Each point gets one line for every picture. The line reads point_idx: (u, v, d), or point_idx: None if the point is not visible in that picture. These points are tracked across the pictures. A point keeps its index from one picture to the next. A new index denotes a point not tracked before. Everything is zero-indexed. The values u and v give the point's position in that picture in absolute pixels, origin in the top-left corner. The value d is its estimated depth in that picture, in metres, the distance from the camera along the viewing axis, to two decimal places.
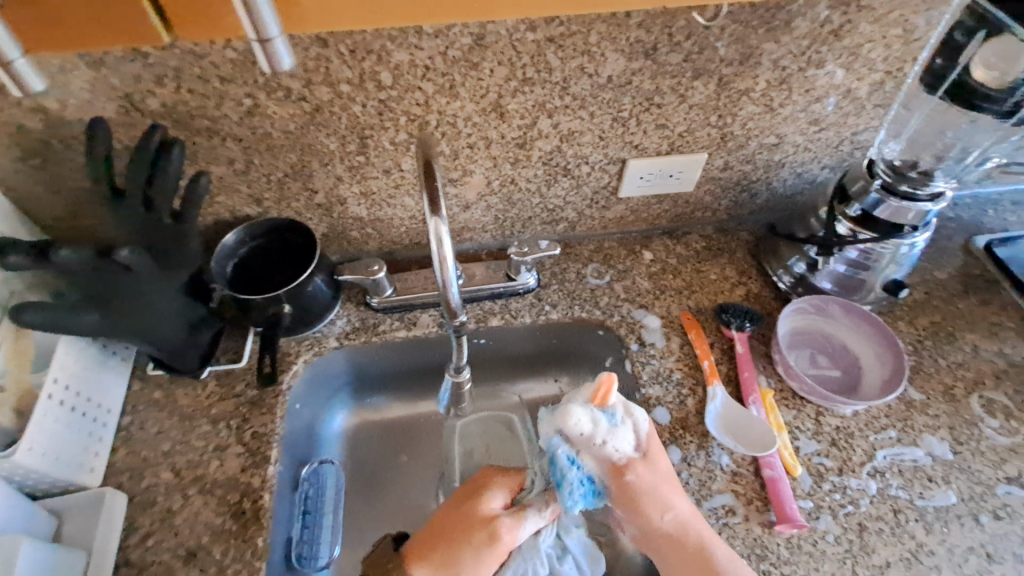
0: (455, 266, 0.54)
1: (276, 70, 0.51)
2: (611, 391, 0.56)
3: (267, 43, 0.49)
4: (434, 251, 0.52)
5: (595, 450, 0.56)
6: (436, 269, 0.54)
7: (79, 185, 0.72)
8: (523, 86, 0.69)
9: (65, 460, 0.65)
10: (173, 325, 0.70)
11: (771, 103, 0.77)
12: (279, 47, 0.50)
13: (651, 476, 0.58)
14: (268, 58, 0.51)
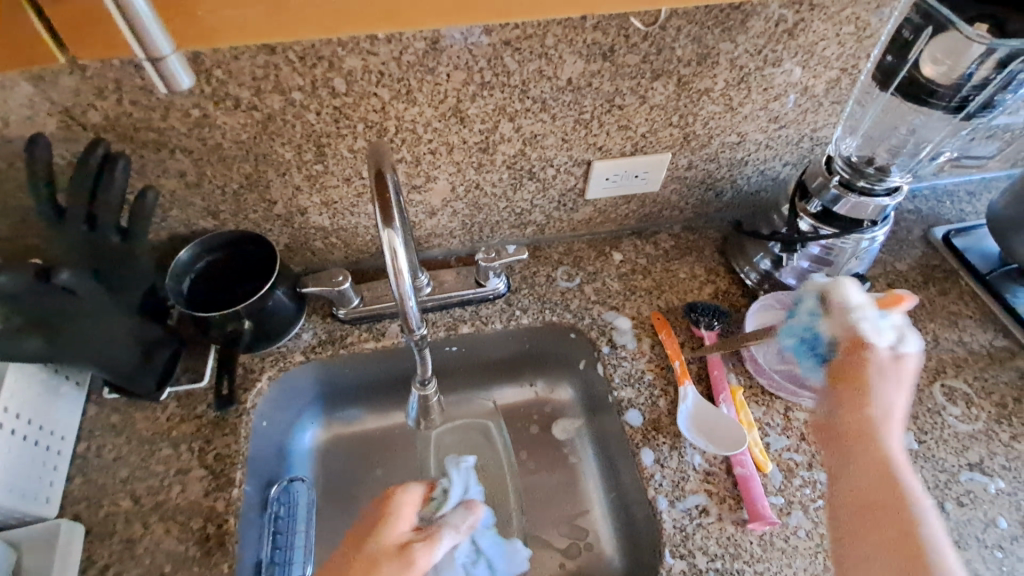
0: (411, 277, 0.53)
1: (174, 90, 0.48)
2: (900, 304, 0.63)
3: (159, 63, 0.46)
4: (389, 264, 0.51)
5: (843, 323, 0.61)
6: (392, 280, 0.52)
7: (20, 203, 0.68)
8: (481, 90, 0.68)
9: (21, 492, 0.62)
10: (124, 348, 0.67)
11: (731, 102, 0.77)
12: (174, 66, 0.47)
13: (878, 376, 0.58)
14: (164, 80, 0.47)
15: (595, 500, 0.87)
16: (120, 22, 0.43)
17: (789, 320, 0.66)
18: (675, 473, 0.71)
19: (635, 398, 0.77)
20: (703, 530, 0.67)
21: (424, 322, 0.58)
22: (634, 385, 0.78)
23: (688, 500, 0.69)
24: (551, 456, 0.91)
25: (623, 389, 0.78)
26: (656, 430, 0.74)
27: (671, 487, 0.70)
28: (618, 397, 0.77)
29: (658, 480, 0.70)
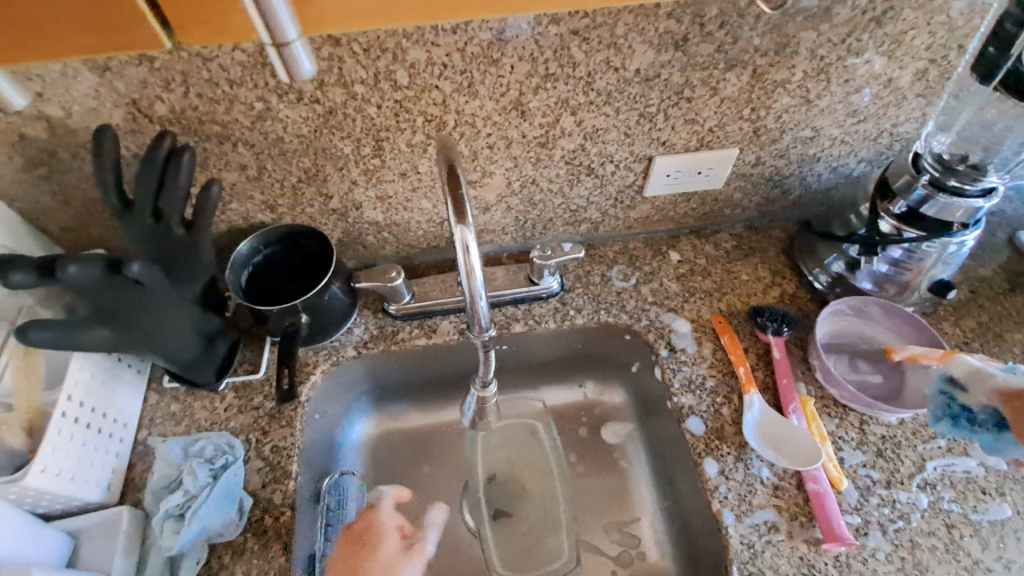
0: (483, 275, 0.51)
1: (295, 77, 0.50)
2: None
3: (284, 48, 0.47)
4: (460, 260, 0.49)
5: (982, 386, 0.62)
6: (463, 278, 0.51)
7: (87, 194, 0.69)
8: (545, 82, 0.65)
9: (81, 480, 0.62)
10: (187, 338, 0.67)
11: (808, 94, 0.73)
12: (297, 52, 0.48)
13: None
14: (287, 67, 0.49)
15: (648, 507, 0.84)
16: (253, 11, 0.44)
17: (934, 409, 0.67)
18: (742, 486, 0.67)
19: (696, 405, 0.74)
20: (773, 548, 0.63)
21: (493, 321, 0.56)
22: (695, 391, 0.75)
23: (756, 515, 0.65)
24: (601, 459, 0.89)
25: (683, 395, 0.75)
26: (719, 440, 0.70)
27: (737, 501, 0.66)
28: (678, 404, 0.74)
29: (723, 493, 0.67)
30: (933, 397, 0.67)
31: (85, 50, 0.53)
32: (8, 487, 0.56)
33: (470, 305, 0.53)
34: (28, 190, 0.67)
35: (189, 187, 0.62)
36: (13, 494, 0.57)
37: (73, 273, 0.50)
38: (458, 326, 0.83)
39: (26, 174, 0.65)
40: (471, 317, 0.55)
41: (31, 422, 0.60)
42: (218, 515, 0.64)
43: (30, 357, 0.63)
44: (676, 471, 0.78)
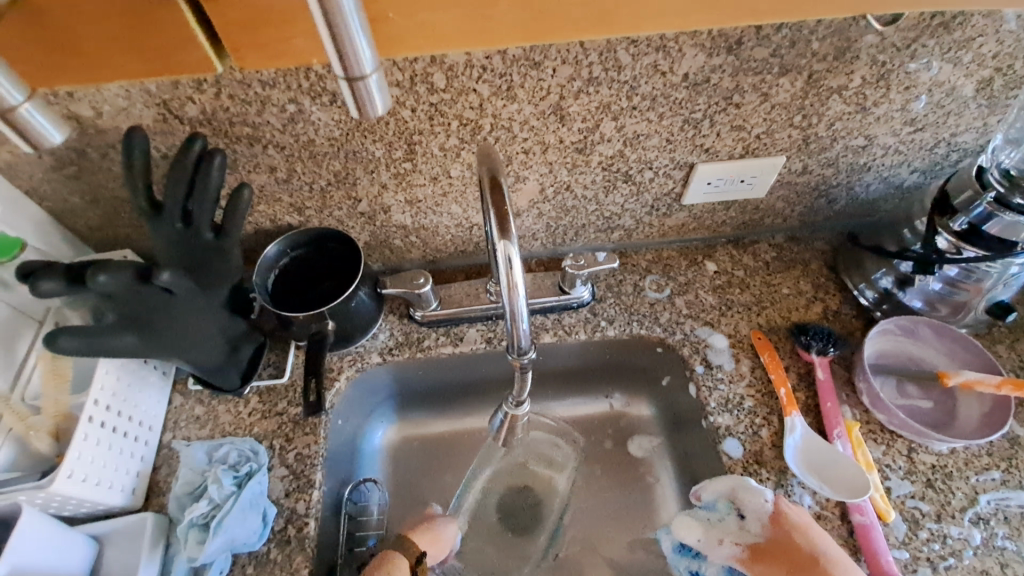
0: (525, 291, 0.49)
1: (366, 115, 0.43)
2: (739, 486, 0.64)
3: (358, 83, 0.40)
4: (502, 275, 0.47)
5: (714, 551, 0.63)
6: (504, 293, 0.49)
7: (115, 194, 0.68)
8: (587, 86, 0.62)
9: (106, 485, 0.62)
10: (214, 344, 0.65)
11: (865, 101, 0.69)
12: (372, 87, 0.41)
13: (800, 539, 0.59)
14: (359, 103, 0.42)
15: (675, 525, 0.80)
16: (324, 37, 0.37)
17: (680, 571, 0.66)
18: None
19: (733, 426, 0.70)
20: None
21: (533, 342, 0.54)
22: (733, 411, 0.72)
23: None
24: (625, 474, 0.86)
25: (720, 415, 0.71)
26: (758, 464, 0.67)
27: None
28: (713, 423, 0.71)
29: None
30: (671, 557, 0.66)
31: (132, 75, 0.53)
32: (35, 493, 0.55)
33: (510, 324, 0.51)
34: (57, 189, 0.66)
35: (219, 189, 0.60)
36: (39, 499, 0.56)
37: (103, 280, 0.48)
38: (485, 335, 0.81)
39: (55, 173, 0.64)
40: (511, 335, 0.53)
41: (59, 424, 0.60)
42: (245, 523, 0.62)
43: (58, 360, 0.62)
44: None
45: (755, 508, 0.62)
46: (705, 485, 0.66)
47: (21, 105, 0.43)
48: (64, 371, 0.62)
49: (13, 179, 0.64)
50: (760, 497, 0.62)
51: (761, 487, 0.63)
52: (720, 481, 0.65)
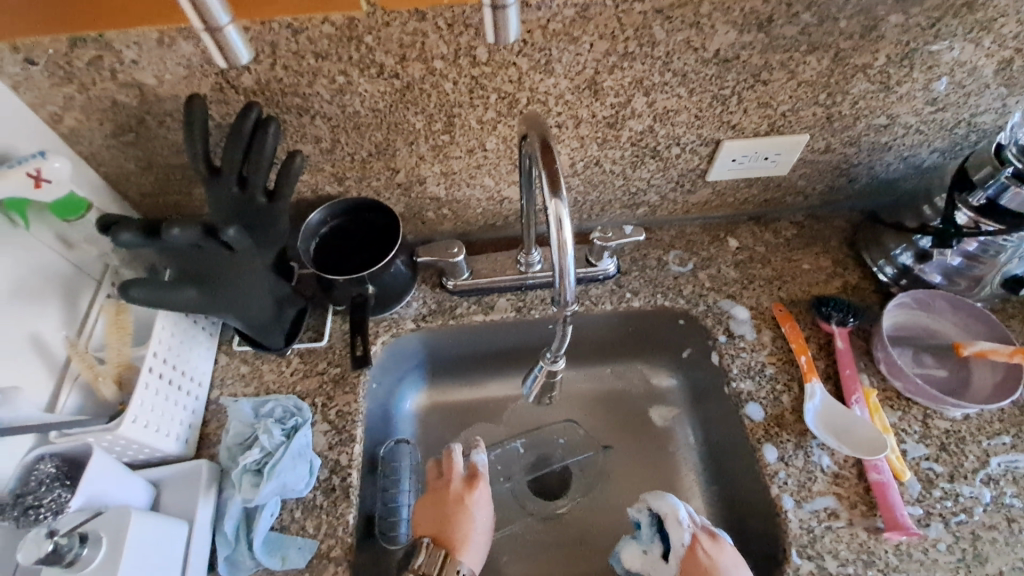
0: (573, 250, 0.51)
1: (501, 40, 0.48)
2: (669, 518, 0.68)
3: (501, 11, 0.45)
4: (552, 235, 0.50)
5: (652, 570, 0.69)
6: (553, 253, 0.51)
7: (169, 161, 0.71)
8: (622, 61, 0.65)
9: (164, 432, 0.65)
10: (264, 304, 0.69)
11: (888, 80, 0.71)
12: (510, 14, 0.46)
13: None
14: (496, 28, 0.47)
15: (694, 485, 0.84)
16: None
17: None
18: (802, 472, 0.68)
19: (755, 392, 0.74)
20: (832, 533, 0.64)
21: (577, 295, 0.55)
22: (754, 377, 0.75)
23: (816, 501, 0.66)
24: (646, 439, 0.89)
25: (742, 381, 0.75)
26: (779, 427, 0.71)
27: (797, 487, 0.67)
28: (735, 389, 0.75)
29: (782, 478, 0.67)
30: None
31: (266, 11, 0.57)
32: (102, 435, 0.58)
33: (557, 280, 0.53)
34: (114, 155, 0.69)
35: (272, 157, 0.64)
36: (104, 441, 0.59)
37: (175, 234, 0.52)
38: (515, 304, 0.84)
39: (114, 140, 0.67)
40: (558, 290, 0.54)
41: (120, 375, 0.63)
42: (295, 470, 0.66)
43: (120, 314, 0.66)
44: (727, 455, 0.78)
45: (675, 543, 0.67)
46: (650, 499, 0.70)
47: (226, 25, 0.46)
48: (125, 324, 0.64)
49: (75, 146, 0.67)
50: (681, 531, 0.67)
51: (683, 520, 0.67)
52: (658, 501, 0.70)
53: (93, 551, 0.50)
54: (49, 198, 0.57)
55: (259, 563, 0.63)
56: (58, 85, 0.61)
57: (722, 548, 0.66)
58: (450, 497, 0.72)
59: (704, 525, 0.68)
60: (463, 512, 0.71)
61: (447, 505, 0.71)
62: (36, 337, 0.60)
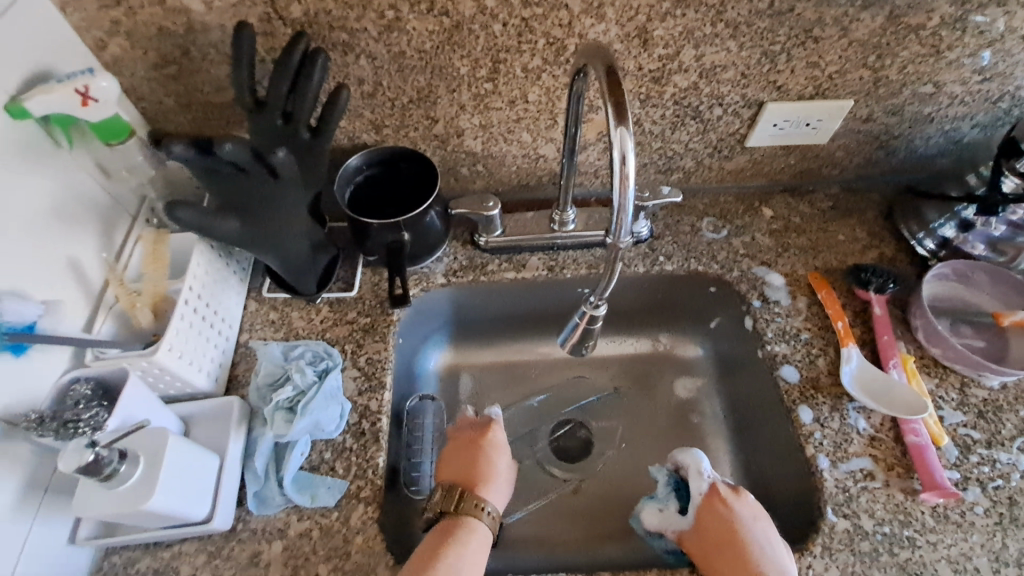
0: (634, 187, 0.51)
1: None
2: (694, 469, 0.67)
3: None
4: (615, 169, 0.49)
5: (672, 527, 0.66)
6: (615, 188, 0.51)
7: (207, 100, 0.69)
8: (675, 8, 0.64)
9: (197, 367, 0.65)
10: (302, 243, 0.69)
11: (938, 43, 0.70)
12: None
13: (735, 525, 0.62)
14: None
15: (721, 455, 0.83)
16: None
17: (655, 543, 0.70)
18: (838, 434, 0.67)
19: (790, 355, 0.73)
20: (868, 493, 0.64)
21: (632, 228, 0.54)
22: (790, 341, 0.75)
23: (852, 462, 0.66)
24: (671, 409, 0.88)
25: (777, 344, 0.74)
26: (815, 390, 0.71)
27: (832, 448, 0.67)
28: (771, 352, 0.74)
29: (818, 439, 0.67)
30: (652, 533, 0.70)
31: None
32: (139, 361, 0.58)
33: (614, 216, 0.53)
34: (153, 90, 0.67)
35: (318, 93, 0.62)
36: (140, 368, 0.59)
37: (229, 150, 0.52)
38: (547, 263, 0.83)
39: (154, 73, 0.65)
40: (614, 229, 0.54)
41: (157, 306, 0.62)
42: (327, 410, 0.65)
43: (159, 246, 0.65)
44: (757, 422, 0.77)
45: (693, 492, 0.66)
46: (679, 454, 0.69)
47: None
48: (162, 257, 0.63)
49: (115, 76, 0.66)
50: (700, 480, 0.66)
51: (705, 470, 0.66)
52: (684, 454, 0.69)
53: (131, 469, 0.50)
54: (95, 118, 0.56)
55: (289, 501, 0.63)
56: (105, 7, 0.59)
57: (747, 504, 0.64)
58: (471, 439, 0.71)
59: (729, 483, 0.66)
60: (485, 453, 0.70)
61: (468, 447, 0.71)
62: (74, 261, 0.59)
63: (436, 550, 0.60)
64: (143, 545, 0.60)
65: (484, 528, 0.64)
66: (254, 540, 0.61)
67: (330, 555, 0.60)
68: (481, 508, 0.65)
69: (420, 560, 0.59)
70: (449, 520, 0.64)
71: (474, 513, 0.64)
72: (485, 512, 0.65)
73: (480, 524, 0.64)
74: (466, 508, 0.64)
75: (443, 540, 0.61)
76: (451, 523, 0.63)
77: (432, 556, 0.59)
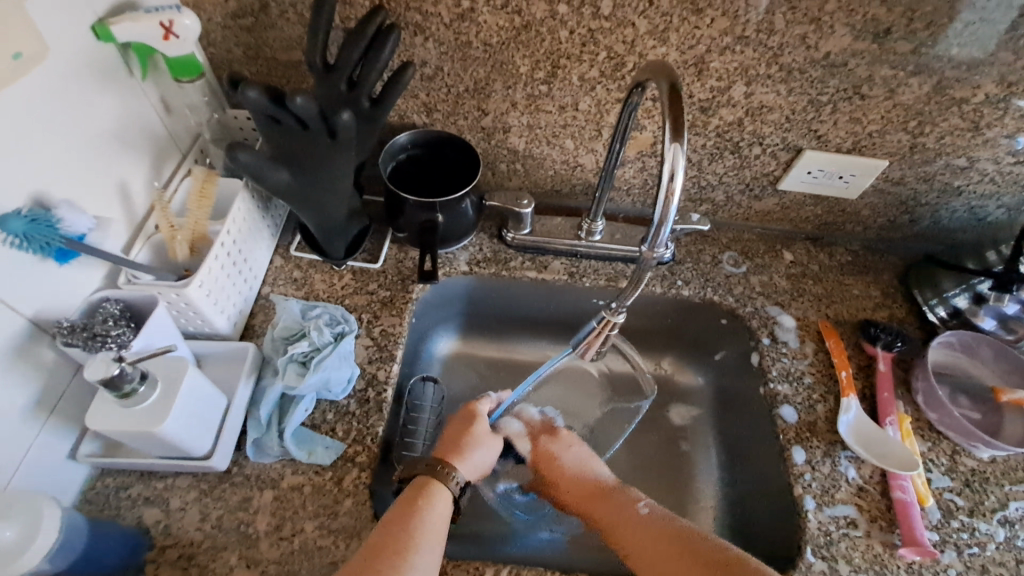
0: (677, 203, 0.53)
1: None
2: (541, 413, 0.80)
3: None
4: (664, 184, 0.52)
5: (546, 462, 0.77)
6: (659, 201, 0.53)
7: (273, 56, 0.71)
8: (735, 44, 0.67)
9: (220, 309, 0.66)
10: (341, 207, 0.71)
11: (978, 120, 0.73)
12: None
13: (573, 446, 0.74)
14: None
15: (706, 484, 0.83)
16: None
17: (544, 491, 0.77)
18: (827, 479, 0.69)
19: (791, 395, 0.75)
20: (849, 540, 0.65)
21: (668, 242, 0.57)
22: (792, 383, 0.76)
23: (837, 508, 0.67)
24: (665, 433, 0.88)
25: (779, 383, 0.76)
26: (810, 433, 0.72)
27: (820, 491, 0.68)
28: (772, 390, 0.75)
29: (807, 480, 0.68)
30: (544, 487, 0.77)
31: None
32: (170, 291, 0.59)
33: (652, 229, 0.55)
34: (225, 38, 0.70)
35: (385, 66, 0.64)
36: (169, 299, 0.60)
37: (299, 104, 0.55)
38: (568, 268, 0.85)
39: (231, 22, 0.68)
40: (650, 241, 0.56)
41: (194, 243, 0.64)
42: (339, 371, 0.66)
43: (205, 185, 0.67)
44: (747, 457, 0.78)
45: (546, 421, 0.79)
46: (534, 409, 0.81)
47: None
48: (208, 195, 0.64)
49: None
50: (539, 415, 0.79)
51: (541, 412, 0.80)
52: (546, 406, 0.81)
53: (149, 391, 0.52)
54: (172, 53, 0.59)
55: (286, 453, 0.63)
56: None
57: (557, 440, 0.75)
58: (459, 413, 0.71)
59: (546, 423, 0.78)
60: (471, 427, 0.69)
61: (455, 423, 0.71)
62: (123, 185, 0.61)
63: (404, 515, 0.56)
64: (138, 472, 0.61)
65: (448, 495, 0.60)
66: (246, 486, 0.61)
67: (317, 513, 0.60)
68: (450, 474, 0.62)
69: (387, 526, 0.55)
70: (419, 485, 0.60)
71: (442, 479, 0.61)
72: (454, 481, 0.61)
73: (446, 491, 0.60)
74: (435, 472, 0.61)
75: (410, 505, 0.58)
76: (419, 488, 0.60)
77: (400, 521, 0.55)
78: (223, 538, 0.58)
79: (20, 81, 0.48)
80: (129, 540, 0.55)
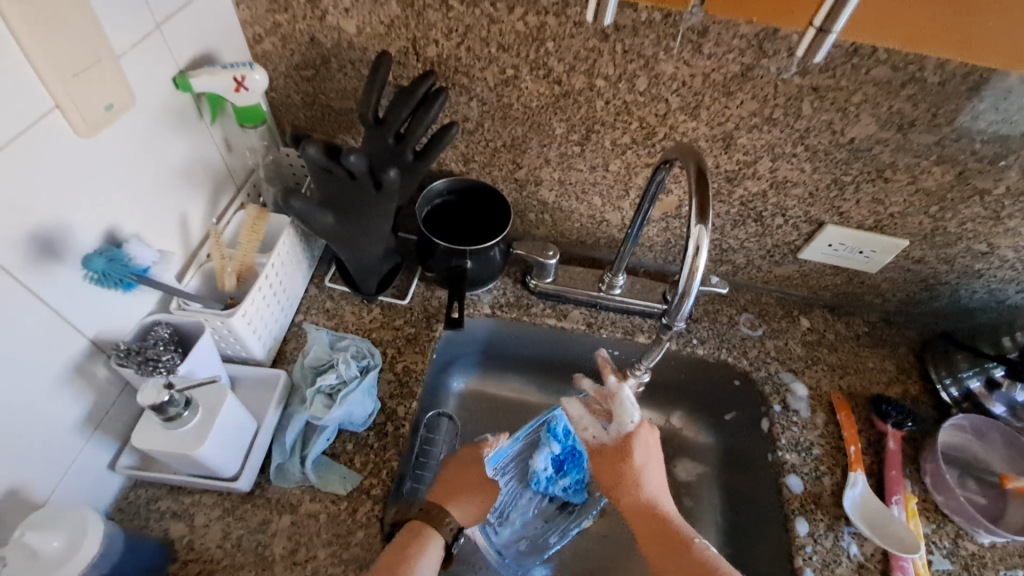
0: (699, 278, 0.57)
1: None
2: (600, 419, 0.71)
3: None
4: (687, 260, 0.55)
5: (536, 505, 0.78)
6: (682, 275, 0.56)
7: (328, 103, 0.77)
8: (764, 124, 0.70)
9: (257, 337, 0.70)
10: (377, 248, 0.75)
11: (1000, 210, 0.75)
12: None
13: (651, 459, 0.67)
14: None
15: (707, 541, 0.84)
16: None
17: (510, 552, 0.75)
18: (828, 553, 0.69)
19: (799, 465, 0.76)
20: None
21: (686, 317, 0.60)
22: (801, 452, 0.77)
23: None
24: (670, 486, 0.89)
25: (788, 452, 0.77)
26: (815, 505, 0.73)
27: (820, 564, 0.68)
28: (780, 458, 0.76)
29: (808, 553, 0.69)
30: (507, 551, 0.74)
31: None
32: (216, 319, 0.63)
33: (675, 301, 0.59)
34: (287, 85, 0.76)
35: (431, 124, 0.69)
36: (213, 325, 0.64)
37: (352, 161, 0.60)
38: (587, 318, 0.88)
39: (294, 73, 0.74)
40: (672, 310, 0.60)
41: (241, 274, 0.68)
42: (362, 405, 0.70)
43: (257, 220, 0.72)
44: (750, 520, 0.79)
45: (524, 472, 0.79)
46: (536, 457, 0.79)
47: None
48: (258, 231, 0.69)
49: None
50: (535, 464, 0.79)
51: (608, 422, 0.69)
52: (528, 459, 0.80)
53: (191, 416, 0.56)
54: (241, 103, 0.64)
55: (306, 479, 0.67)
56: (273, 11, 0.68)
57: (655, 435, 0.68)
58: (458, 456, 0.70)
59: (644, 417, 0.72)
60: (468, 470, 0.68)
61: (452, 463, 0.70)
62: (182, 217, 0.66)
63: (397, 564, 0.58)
64: (167, 486, 0.65)
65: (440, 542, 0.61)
66: (266, 507, 0.65)
67: (330, 541, 0.63)
68: (443, 518, 0.63)
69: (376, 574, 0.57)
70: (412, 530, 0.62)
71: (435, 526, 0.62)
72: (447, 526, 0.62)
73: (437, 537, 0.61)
74: (427, 517, 0.63)
75: (401, 551, 0.60)
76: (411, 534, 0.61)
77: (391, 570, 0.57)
78: (240, 557, 0.61)
79: (111, 128, 0.53)
80: (156, 552, 0.59)
